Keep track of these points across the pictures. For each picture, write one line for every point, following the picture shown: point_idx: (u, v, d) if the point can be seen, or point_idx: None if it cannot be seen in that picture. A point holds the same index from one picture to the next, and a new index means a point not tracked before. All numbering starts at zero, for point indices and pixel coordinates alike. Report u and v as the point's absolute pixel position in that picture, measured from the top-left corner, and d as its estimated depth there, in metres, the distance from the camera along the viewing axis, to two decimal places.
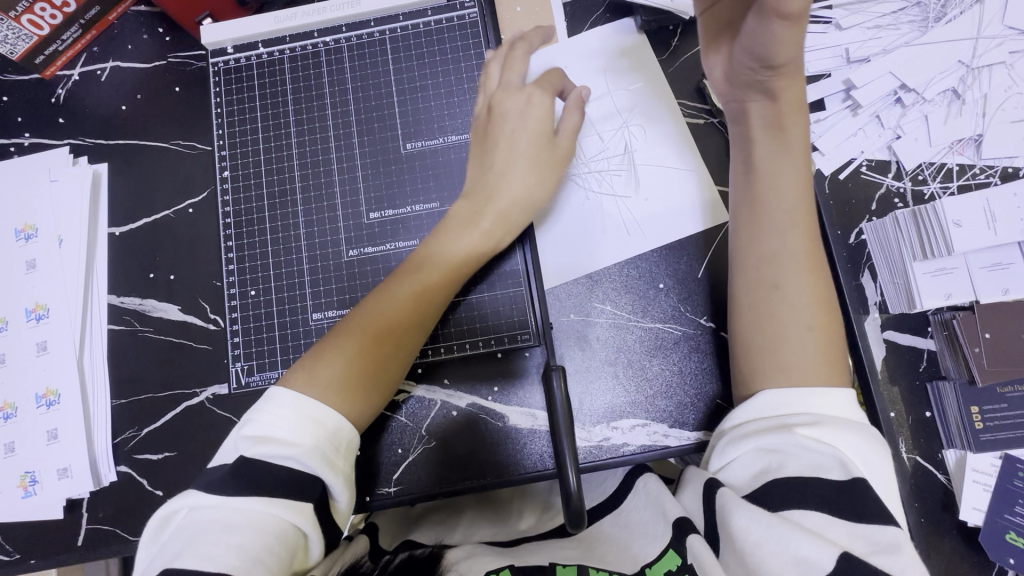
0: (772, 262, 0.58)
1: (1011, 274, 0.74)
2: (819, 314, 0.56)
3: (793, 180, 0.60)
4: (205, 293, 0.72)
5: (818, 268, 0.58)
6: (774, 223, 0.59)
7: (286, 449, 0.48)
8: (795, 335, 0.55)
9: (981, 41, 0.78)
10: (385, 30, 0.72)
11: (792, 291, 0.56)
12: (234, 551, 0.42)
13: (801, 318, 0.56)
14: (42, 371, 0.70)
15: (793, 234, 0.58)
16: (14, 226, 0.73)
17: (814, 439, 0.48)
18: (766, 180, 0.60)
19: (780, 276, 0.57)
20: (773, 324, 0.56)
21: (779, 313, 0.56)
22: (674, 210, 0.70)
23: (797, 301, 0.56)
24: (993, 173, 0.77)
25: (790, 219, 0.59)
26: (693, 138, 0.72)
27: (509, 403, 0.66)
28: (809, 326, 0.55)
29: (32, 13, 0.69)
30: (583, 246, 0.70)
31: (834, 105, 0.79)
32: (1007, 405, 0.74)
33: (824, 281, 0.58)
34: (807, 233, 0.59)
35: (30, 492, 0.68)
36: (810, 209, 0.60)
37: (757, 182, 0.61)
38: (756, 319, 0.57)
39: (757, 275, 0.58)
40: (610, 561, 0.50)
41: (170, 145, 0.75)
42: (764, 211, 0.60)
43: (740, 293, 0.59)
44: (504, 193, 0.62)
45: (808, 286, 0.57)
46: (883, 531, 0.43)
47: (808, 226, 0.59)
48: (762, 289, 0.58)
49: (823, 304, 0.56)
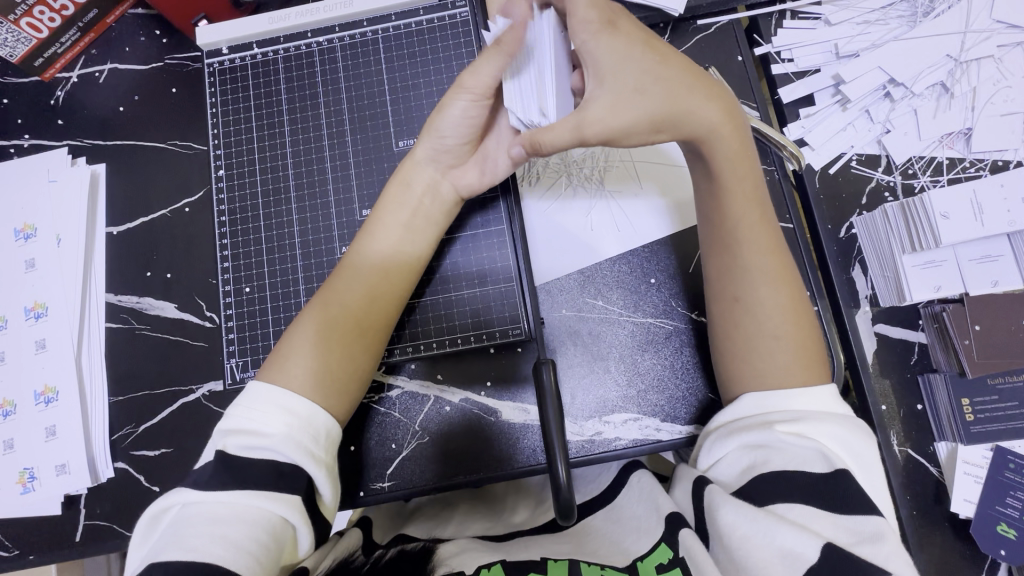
0: (733, 275, 0.58)
1: (1002, 266, 0.74)
2: (790, 322, 0.56)
3: (752, 193, 0.58)
4: (202, 291, 0.73)
5: (787, 276, 0.58)
6: (730, 237, 0.58)
7: (259, 440, 0.49)
8: (760, 345, 0.56)
9: (969, 34, 0.78)
10: (377, 30, 0.72)
11: (756, 302, 0.57)
12: (219, 541, 0.43)
13: (769, 327, 0.56)
14: (40, 369, 0.71)
15: (751, 249, 0.58)
16: (14, 225, 0.74)
17: (794, 434, 0.49)
18: (712, 198, 0.59)
19: (741, 288, 0.58)
20: (739, 331, 0.58)
21: (746, 324, 0.57)
22: (620, 238, 0.70)
23: (762, 310, 0.57)
24: (982, 166, 0.78)
25: (744, 234, 0.58)
26: (673, 178, 0.72)
27: (502, 398, 0.67)
28: (776, 335, 0.56)
29: (32, 17, 0.70)
30: (541, 250, 0.71)
31: (823, 100, 0.80)
32: (998, 397, 0.73)
33: (793, 287, 0.58)
34: (767, 245, 0.58)
35: (29, 488, 0.69)
36: (771, 223, 0.59)
37: (705, 197, 0.60)
38: (726, 329, 0.59)
39: (720, 287, 0.59)
40: (601, 555, 0.50)
41: (167, 145, 0.76)
42: (727, 225, 0.58)
43: (710, 307, 0.61)
44: (424, 183, 0.62)
45: (775, 296, 0.57)
46: (866, 521, 0.43)
47: (769, 238, 0.58)
48: (726, 303, 0.59)
49: (794, 315, 0.57)
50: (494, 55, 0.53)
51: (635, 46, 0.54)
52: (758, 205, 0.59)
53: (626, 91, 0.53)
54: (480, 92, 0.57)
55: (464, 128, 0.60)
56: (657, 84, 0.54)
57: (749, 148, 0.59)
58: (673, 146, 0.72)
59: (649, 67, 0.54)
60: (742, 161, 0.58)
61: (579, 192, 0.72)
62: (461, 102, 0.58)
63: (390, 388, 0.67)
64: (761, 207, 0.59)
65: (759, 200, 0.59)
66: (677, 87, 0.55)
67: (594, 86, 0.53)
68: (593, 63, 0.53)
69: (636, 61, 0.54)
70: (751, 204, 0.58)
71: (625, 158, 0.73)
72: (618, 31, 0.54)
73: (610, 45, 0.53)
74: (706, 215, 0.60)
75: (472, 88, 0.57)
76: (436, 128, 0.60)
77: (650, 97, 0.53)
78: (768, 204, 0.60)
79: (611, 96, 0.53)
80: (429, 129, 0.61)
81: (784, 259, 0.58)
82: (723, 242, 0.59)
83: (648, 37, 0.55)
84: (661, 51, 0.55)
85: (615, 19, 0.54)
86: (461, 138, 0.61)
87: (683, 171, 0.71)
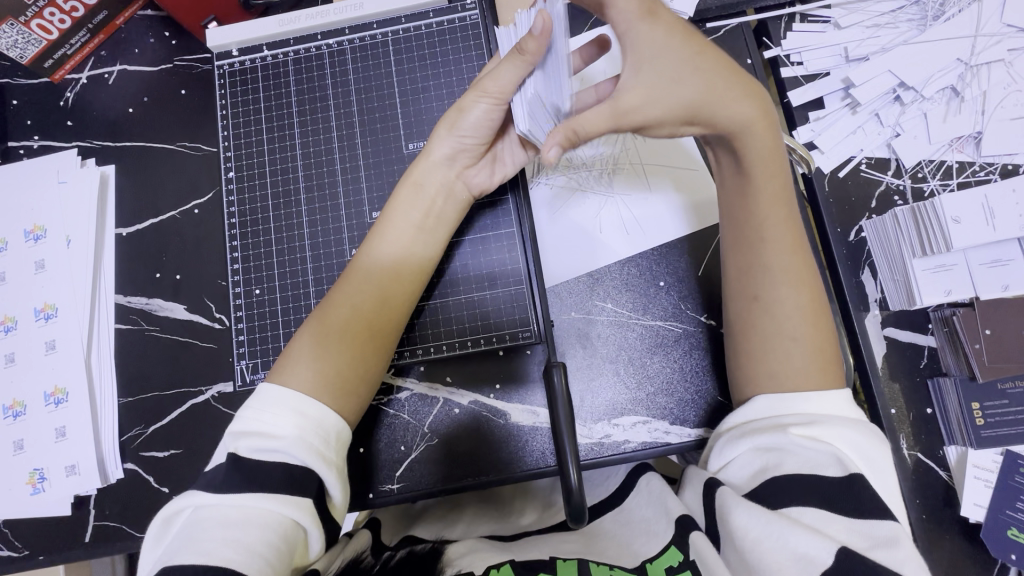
0: (755, 273, 0.58)
1: (1011, 270, 0.74)
2: (807, 324, 0.56)
3: (774, 191, 0.58)
4: (211, 292, 0.73)
5: (807, 276, 0.58)
6: (754, 235, 0.58)
7: (274, 443, 0.49)
8: (776, 346, 0.56)
9: (979, 39, 0.78)
10: (388, 32, 0.72)
11: (776, 302, 0.57)
12: (231, 544, 0.43)
13: (787, 328, 0.56)
14: (51, 370, 0.71)
15: (771, 247, 0.58)
16: (24, 226, 0.74)
17: (807, 437, 0.49)
18: (739, 193, 0.59)
19: (761, 288, 0.58)
20: (755, 333, 0.58)
21: (762, 324, 0.57)
22: (631, 241, 0.70)
23: (781, 311, 0.57)
24: (993, 170, 0.78)
25: (769, 233, 0.58)
26: (684, 180, 0.72)
27: (510, 400, 0.67)
28: (794, 337, 0.56)
29: (42, 18, 0.70)
30: (552, 253, 0.71)
31: (833, 104, 0.80)
32: (1007, 401, 0.73)
33: (813, 289, 0.58)
34: (789, 243, 0.58)
35: (38, 488, 0.69)
36: (795, 222, 0.59)
37: (732, 195, 0.60)
38: (740, 330, 0.59)
39: (739, 286, 0.59)
40: (610, 556, 0.50)
41: (177, 146, 0.76)
42: (752, 223, 0.59)
43: (728, 305, 0.61)
44: (437, 181, 0.62)
45: (793, 297, 0.57)
46: (880, 525, 0.43)
47: (792, 236, 0.58)
48: (746, 301, 0.59)
49: (811, 315, 0.57)
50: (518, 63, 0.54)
51: (675, 34, 0.53)
52: (785, 205, 0.59)
53: (662, 80, 0.52)
54: (500, 96, 0.57)
55: (482, 128, 0.60)
56: (695, 76, 0.53)
57: (779, 147, 0.58)
58: (688, 142, 0.72)
59: (688, 57, 0.53)
60: (772, 160, 0.57)
61: (588, 194, 0.72)
62: (482, 104, 0.58)
63: (400, 390, 0.67)
64: (787, 208, 0.59)
65: (785, 201, 0.59)
66: (713, 80, 0.54)
67: (632, 73, 0.53)
68: (632, 49, 0.53)
69: (675, 49, 0.53)
70: (776, 205, 0.58)
71: (633, 161, 0.73)
72: (657, 17, 0.53)
73: (651, 31, 0.53)
74: (730, 214, 0.61)
75: (491, 92, 0.57)
76: (456, 126, 0.60)
77: (688, 87, 0.53)
78: (794, 205, 0.60)
79: (646, 85, 0.52)
80: (448, 126, 0.61)
81: (804, 259, 0.58)
82: (746, 240, 0.59)
83: (689, 26, 0.54)
84: (700, 41, 0.54)
85: (656, 6, 0.54)
86: (480, 139, 0.61)
87: (692, 172, 0.71)
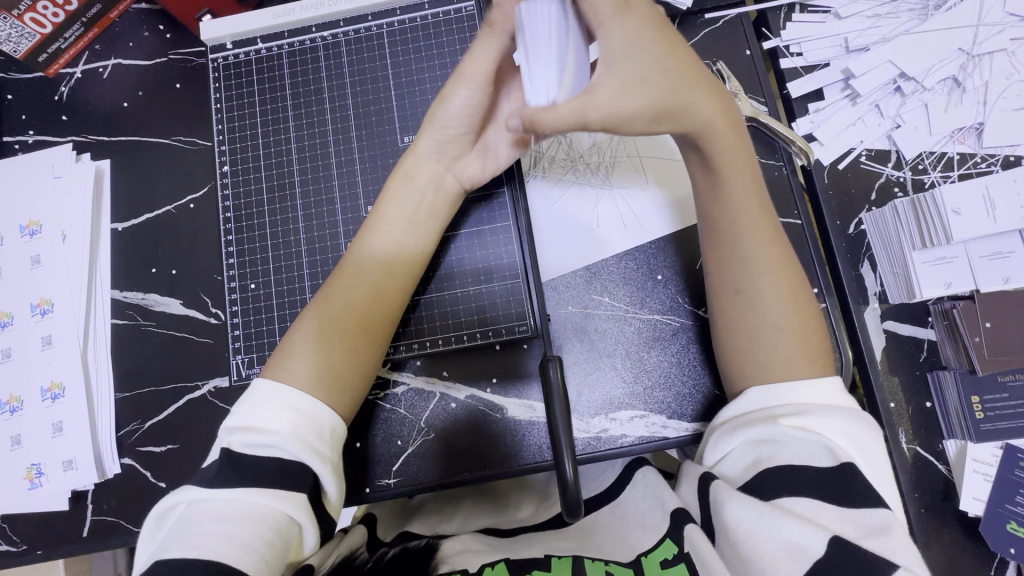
0: (735, 267, 0.58)
1: (1012, 263, 0.73)
2: (792, 315, 0.56)
3: (744, 189, 0.58)
4: (207, 287, 0.72)
5: (789, 267, 0.58)
6: (730, 230, 0.58)
7: (265, 437, 0.49)
8: (763, 337, 0.56)
9: (981, 28, 0.77)
10: (382, 24, 0.72)
11: (761, 296, 0.57)
12: (224, 540, 0.43)
13: (771, 319, 0.56)
14: (46, 365, 0.71)
15: (748, 240, 0.57)
16: (19, 222, 0.74)
17: (798, 428, 0.48)
18: (710, 188, 0.59)
19: (742, 280, 0.57)
20: (742, 325, 0.57)
21: (747, 316, 0.57)
22: (635, 233, 0.70)
23: (764, 304, 0.56)
24: (994, 161, 0.77)
25: (744, 225, 0.58)
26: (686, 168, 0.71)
27: (508, 395, 0.67)
28: (778, 327, 0.56)
29: (35, 12, 0.70)
30: (554, 248, 0.71)
31: (833, 95, 0.80)
32: (1008, 395, 0.73)
33: (795, 278, 0.57)
34: (766, 236, 0.58)
35: (36, 483, 0.69)
36: (769, 216, 0.59)
37: (704, 195, 0.60)
38: (727, 321, 0.59)
39: (721, 281, 0.59)
40: (607, 551, 0.50)
41: (171, 141, 0.76)
42: (726, 221, 0.58)
43: (710, 301, 0.61)
44: (419, 174, 0.61)
45: (778, 287, 0.57)
46: (873, 514, 0.42)
47: (769, 229, 0.58)
48: (727, 296, 0.58)
49: (796, 306, 0.56)
50: (490, 36, 0.56)
51: (647, 28, 0.51)
52: (758, 198, 0.58)
53: (631, 78, 0.49)
54: (481, 79, 0.58)
55: (465, 119, 0.60)
56: (662, 77, 0.50)
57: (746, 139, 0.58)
58: None
59: (656, 58, 0.51)
60: (738, 154, 0.56)
61: (586, 188, 0.72)
62: (464, 91, 0.59)
63: (396, 385, 0.67)
64: (760, 201, 0.59)
65: (758, 193, 0.59)
66: (679, 82, 0.51)
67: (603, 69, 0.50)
68: (605, 47, 0.50)
69: (645, 47, 0.51)
70: (750, 199, 0.58)
71: (632, 153, 0.72)
72: (631, 11, 0.51)
73: (623, 27, 0.50)
74: (705, 209, 0.60)
75: (473, 76, 0.58)
76: (437, 119, 0.60)
77: (655, 88, 0.50)
78: (768, 201, 0.59)
79: (619, 80, 0.49)
80: (430, 120, 0.61)
81: (783, 250, 0.58)
82: (724, 233, 0.58)
83: (659, 23, 0.52)
84: (672, 37, 0.52)
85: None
86: (462, 128, 0.61)
87: None
